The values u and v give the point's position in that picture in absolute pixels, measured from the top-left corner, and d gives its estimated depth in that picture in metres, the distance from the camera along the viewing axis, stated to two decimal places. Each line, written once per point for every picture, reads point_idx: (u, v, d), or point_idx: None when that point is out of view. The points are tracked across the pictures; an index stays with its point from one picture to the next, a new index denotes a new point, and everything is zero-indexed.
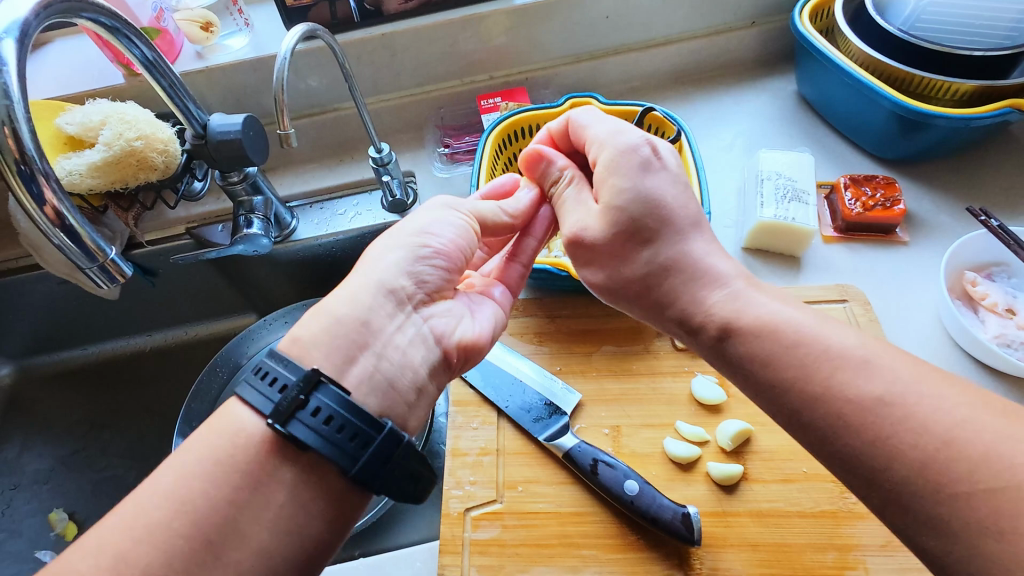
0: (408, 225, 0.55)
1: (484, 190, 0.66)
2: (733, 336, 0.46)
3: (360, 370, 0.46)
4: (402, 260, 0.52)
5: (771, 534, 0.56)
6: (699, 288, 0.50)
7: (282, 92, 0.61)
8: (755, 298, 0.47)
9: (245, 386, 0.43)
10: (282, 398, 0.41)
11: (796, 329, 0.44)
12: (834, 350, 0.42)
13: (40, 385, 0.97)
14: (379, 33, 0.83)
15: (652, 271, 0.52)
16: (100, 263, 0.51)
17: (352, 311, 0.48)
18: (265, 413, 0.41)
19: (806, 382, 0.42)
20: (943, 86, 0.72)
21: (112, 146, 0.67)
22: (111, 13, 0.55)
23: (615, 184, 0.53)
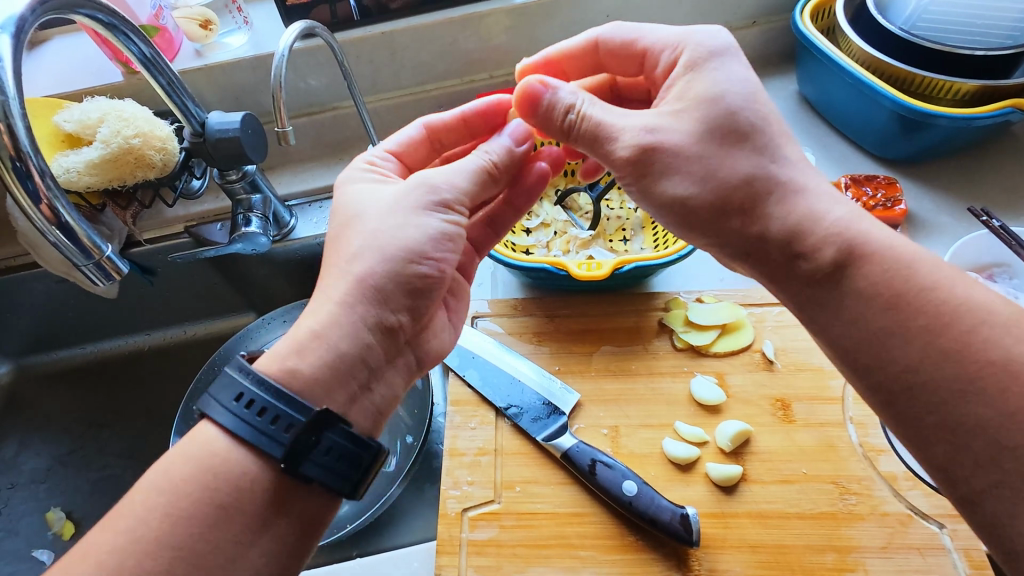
0: (388, 241, 0.47)
1: (467, 117, 0.61)
2: (854, 266, 0.44)
3: (362, 404, 0.46)
4: (391, 294, 0.47)
5: (771, 535, 0.55)
6: (815, 203, 0.46)
7: (281, 89, 0.61)
8: (868, 224, 0.46)
9: (219, 409, 0.42)
10: (288, 436, 0.41)
11: (926, 263, 0.43)
12: (969, 308, 0.41)
13: (38, 384, 0.97)
14: (379, 32, 0.82)
15: (758, 181, 0.47)
16: (97, 260, 0.51)
17: (349, 348, 0.45)
18: (252, 442, 0.41)
19: (942, 333, 0.41)
20: (944, 86, 0.72)
21: (110, 143, 0.67)
22: (109, 10, 0.55)
23: (715, 76, 0.48)
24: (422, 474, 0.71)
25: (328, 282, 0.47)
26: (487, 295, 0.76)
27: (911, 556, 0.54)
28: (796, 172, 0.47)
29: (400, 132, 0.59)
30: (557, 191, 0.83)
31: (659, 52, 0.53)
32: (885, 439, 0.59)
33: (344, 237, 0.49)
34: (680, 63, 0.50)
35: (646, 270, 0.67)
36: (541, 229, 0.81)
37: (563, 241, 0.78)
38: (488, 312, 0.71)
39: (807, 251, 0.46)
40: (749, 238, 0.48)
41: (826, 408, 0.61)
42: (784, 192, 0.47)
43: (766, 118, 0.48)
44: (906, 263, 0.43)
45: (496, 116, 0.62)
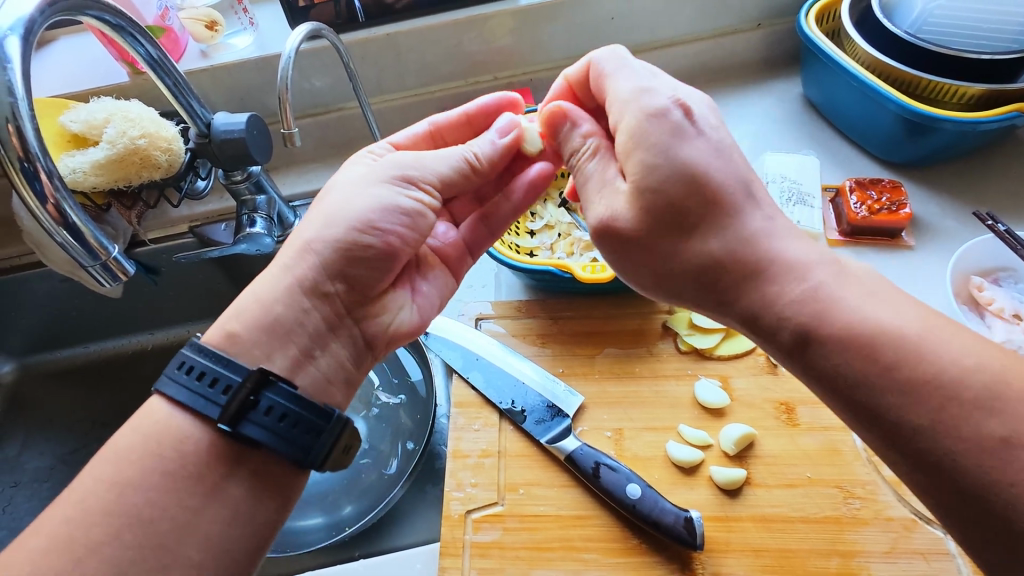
0: (338, 214, 0.51)
1: (472, 115, 0.64)
2: (813, 343, 0.43)
3: (306, 370, 0.48)
4: (334, 261, 0.50)
5: (774, 539, 0.55)
6: (784, 272, 0.45)
7: (287, 90, 0.61)
8: (842, 296, 0.43)
9: (170, 383, 0.44)
10: (225, 398, 0.43)
11: (886, 333, 0.40)
12: (943, 382, 0.38)
13: (42, 382, 0.97)
14: (384, 33, 0.82)
15: (719, 258, 0.47)
16: (103, 260, 0.50)
17: (284, 311, 0.48)
18: (199, 411, 0.43)
19: (910, 409, 0.39)
20: (950, 90, 0.72)
21: (116, 144, 0.67)
22: (116, 11, 0.55)
23: (648, 152, 0.47)
24: (424, 475, 0.71)
25: (287, 247, 0.51)
26: (491, 296, 0.76)
27: (916, 561, 0.54)
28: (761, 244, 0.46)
29: (405, 131, 0.63)
30: (561, 193, 0.83)
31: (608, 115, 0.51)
32: None
33: (310, 213, 0.53)
34: (620, 131, 0.49)
35: None
36: (545, 231, 0.80)
37: (567, 243, 0.78)
38: (492, 313, 0.71)
39: (779, 325, 0.45)
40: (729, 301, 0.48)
41: (830, 412, 0.61)
42: (753, 261, 0.46)
43: (723, 186, 0.47)
44: (879, 330, 0.41)
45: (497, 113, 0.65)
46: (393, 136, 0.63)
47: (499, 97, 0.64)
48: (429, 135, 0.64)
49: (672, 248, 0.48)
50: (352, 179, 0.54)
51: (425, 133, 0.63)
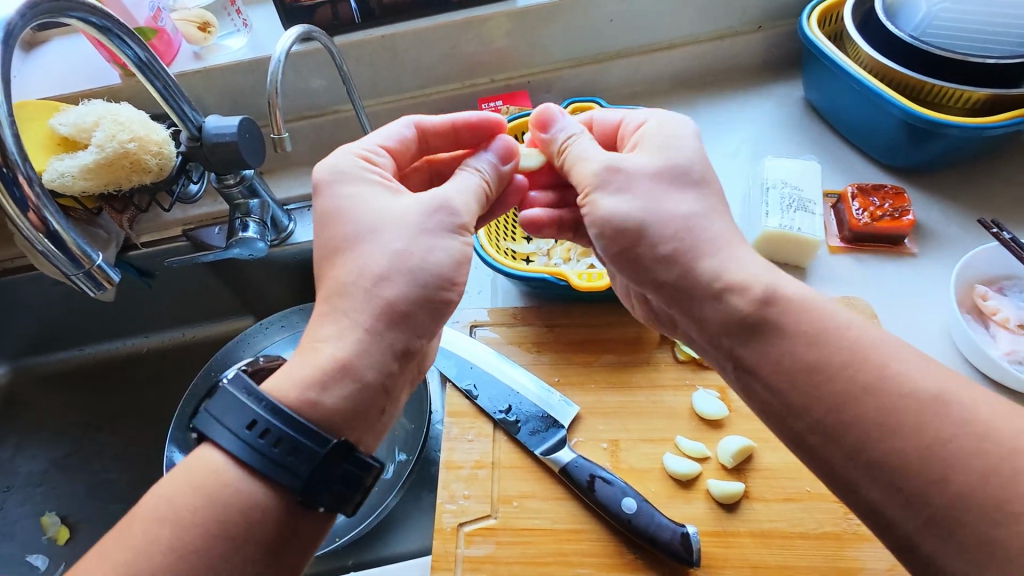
0: (417, 265, 0.47)
1: (458, 126, 0.59)
2: (774, 308, 0.43)
3: (378, 428, 0.46)
4: (411, 318, 0.46)
5: (773, 554, 0.54)
6: (739, 256, 0.47)
7: (276, 94, 0.60)
8: (786, 278, 0.46)
9: (230, 436, 0.41)
10: (305, 468, 0.40)
11: (814, 302, 0.44)
12: (883, 343, 0.40)
13: (35, 386, 0.97)
14: (379, 34, 0.81)
15: (692, 219, 0.48)
16: (87, 269, 0.49)
17: (375, 376, 0.45)
18: (264, 472, 0.40)
19: (861, 369, 0.39)
20: (955, 94, 0.70)
21: (105, 147, 0.66)
22: (102, 13, 0.53)
23: (672, 133, 0.52)
24: (419, 482, 0.70)
25: (353, 300, 0.45)
26: (487, 302, 0.75)
27: None
28: (726, 225, 0.49)
29: (390, 130, 0.57)
30: None
31: (631, 121, 0.56)
32: None
33: (368, 258, 0.46)
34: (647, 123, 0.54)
35: None
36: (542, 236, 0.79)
37: (564, 249, 0.77)
38: (487, 320, 0.70)
39: (738, 303, 0.45)
40: (675, 285, 0.48)
41: None
42: (706, 239, 0.47)
43: (710, 179, 0.51)
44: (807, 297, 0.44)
45: (483, 133, 0.60)
46: (374, 135, 0.56)
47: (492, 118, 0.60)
48: (414, 137, 0.59)
49: (652, 193, 0.49)
50: (415, 224, 0.48)
51: (407, 133, 0.58)
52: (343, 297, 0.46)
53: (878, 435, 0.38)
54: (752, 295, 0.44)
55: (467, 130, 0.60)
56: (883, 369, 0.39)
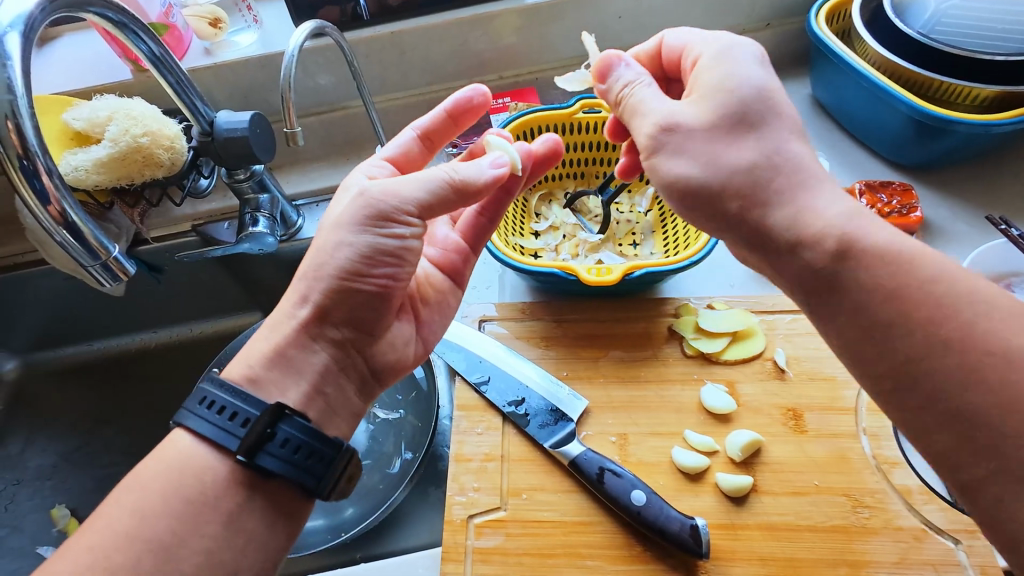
0: (322, 260, 0.49)
1: (451, 111, 0.61)
2: (850, 255, 0.42)
3: (316, 405, 0.49)
4: (326, 309, 0.49)
5: (781, 547, 0.54)
6: (812, 198, 0.45)
7: (290, 89, 0.60)
8: (873, 221, 0.44)
9: (191, 417, 0.44)
10: (245, 430, 0.43)
11: (908, 252, 0.42)
12: (977, 297, 0.40)
13: (45, 381, 0.97)
14: (389, 31, 0.82)
15: (760, 163, 0.46)
16: (103, 260, 0.50)
17: (295, 352, 0.49)
18: (219, 444, 0.44)
19: (945, 327, 0.39)
20: (964, 91, 0.71)
21: (118, 142, 0.67)
22: (119, 8, 0.54)
23: (729, 67, 0.49)
24: (427, 476, 0.70)
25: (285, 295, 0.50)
26: (495, 297, 0.75)
27: (926, 572, 0.53)
28: (803, 162, 0.47)
29: (392, 144, 0.61)
30: (566, 193, 0.83)
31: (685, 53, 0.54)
32: (899, 451, 0.58)
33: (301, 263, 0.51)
34: (700, 58, 0.51)
35: (656, 276, 0.66)
36: (550, 232, 0.80)
37: (572, 245, 0.77)
38: (495, 315, 0.71)
39: (815, 257, 0.44)
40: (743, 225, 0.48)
41: (839, 419, 0.60)
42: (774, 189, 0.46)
43: (782, 109, 0.48)
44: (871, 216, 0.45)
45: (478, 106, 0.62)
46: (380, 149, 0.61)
47: (472, 91, 0.61)
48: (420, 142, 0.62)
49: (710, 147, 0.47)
50: (331, 224, 0.50)
51: (413, 142, 0.61)
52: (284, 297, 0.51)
53: (949, 368, 0.38)
54: (825, 243, 0.43)
55: (458, 112, 0.61)
56: (976, 328, 0.38)
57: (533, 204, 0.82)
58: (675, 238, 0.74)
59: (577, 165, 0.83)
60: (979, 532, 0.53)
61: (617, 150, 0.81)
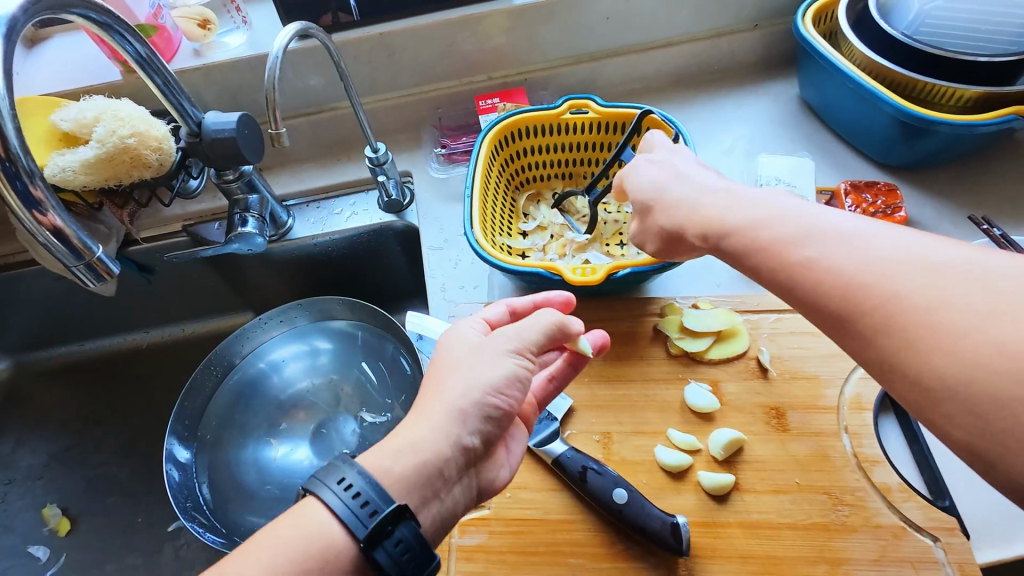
0: (473, 374, 0.47)
1: (539, 302, 0.61)
2: (720, 242, 0.48)
3: (429, 510, 0.44)
4: (468, 428, 0.46)
5: (762, 545, 0.55)
6: (690, 207, 0.52)
7: (274, 90, 0.60)
8: (736, 202, 0.48)
9: (325, 489, 0.41)
10: (369, 521, 0.39)
11: (771, 209, 0.45)
12: (824, 225, 0.42)
13: (37, 381, 0.97)
14: (378, 32, 0.82)
15: (665, 222, 0.55)
16: (88, 261, 0.50)
17: (431, 459, 0.44)
18: (340, 525, 0.40)
19: (803, 253, 0.42)
20: (948, 92, 0.71)
21: (105, 142, 0.67)
22: (102, 9, 0.54)
23: (643, 179, 0.58)
24: None
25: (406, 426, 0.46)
26: (484, 297, 0.75)
27: (904, 570, 0.53)
28: (684, 190, 0.53)
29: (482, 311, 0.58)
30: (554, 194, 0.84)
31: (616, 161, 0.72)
32: (880, 449, 0.59)
33: (430, 388, 0.48)
34: (626, 175, 0.62)
35: (642, 275, 0.66)
36: (538, 232, 0.80)
37: (559, 245, 0.78)
38: None
39: (726, 252, 0.48)
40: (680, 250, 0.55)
41: (820, 417, 0.61)
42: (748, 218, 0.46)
43: (682, 177, 0.56)
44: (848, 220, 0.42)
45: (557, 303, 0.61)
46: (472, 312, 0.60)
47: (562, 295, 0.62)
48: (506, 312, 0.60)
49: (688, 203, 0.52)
50: (471, 351, 0.50)
51: (504, 314, 0.58)
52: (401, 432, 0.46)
53: (825, 282, 0.39)
54: (710, 227, 0.49)
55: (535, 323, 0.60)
56: (847, 249, 0.40)
57: (521, 204, 0.82)
58: None
59: (565, 165, 0.83)
60: (957, 530, 0.54)
61: (604, 150, 0.81)
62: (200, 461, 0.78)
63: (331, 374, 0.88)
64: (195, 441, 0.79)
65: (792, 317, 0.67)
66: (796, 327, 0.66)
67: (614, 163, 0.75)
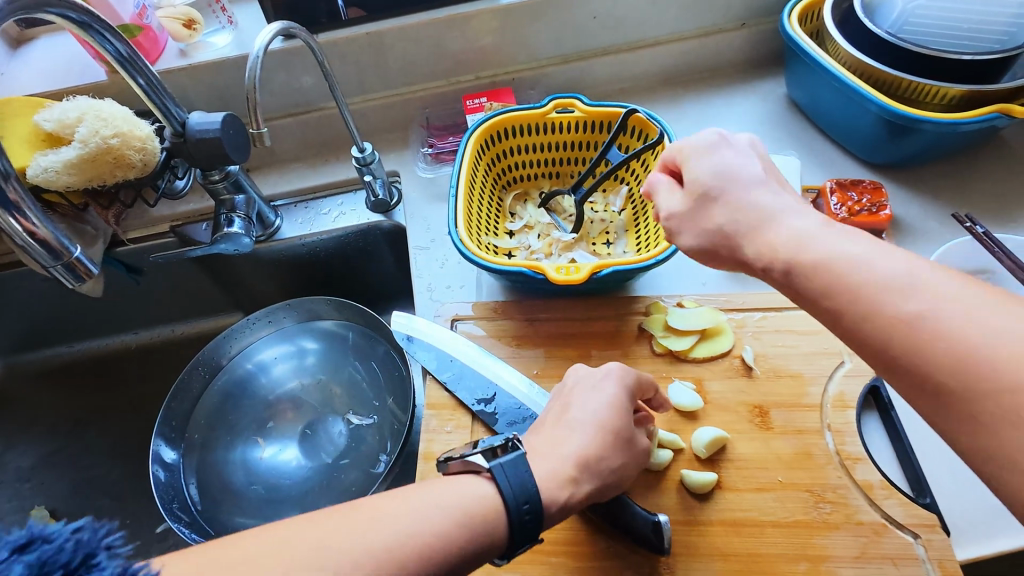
0: (618, 482, 0.52)
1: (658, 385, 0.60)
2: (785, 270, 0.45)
3: None
4: (585, 504, 0.51)
5: (744, 543, 0.55)
6: (762, 223, 0.48)
7: (255, 90, 0.60)
8: (812, 232, 0.45)
9: (504, 471, 0.47)
10: (525, 523, 0.46)
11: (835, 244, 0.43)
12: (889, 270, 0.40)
13: (24, 382, 0.97)
14: (364, 32, 0.82)
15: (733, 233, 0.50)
16: (66, 261, 0.51)
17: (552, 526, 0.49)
18: (504, 505, 0.46)
19: (867, 294, 0.40)
20: (932, 90, 0.71)
21: (88, 142, 0.66)
22: (81, 9, 0.54)
23: (714, 169, 0.52)
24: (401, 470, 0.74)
25: (546, 460, 0.50)
26: (471, 297, 0.75)
27: (885, 567, 0.53)
28: (761, 205, 0.49)
29: (639, 369, 0.57)
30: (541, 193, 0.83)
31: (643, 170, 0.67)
32: (862, 447, 0.59)
33: (572, 436, 0.52)
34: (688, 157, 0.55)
35: (625, 275, 0.66)
36: (524, 231, 0.80)
37: (545, 245, 0.78)
38: (469, 314, 0.71)
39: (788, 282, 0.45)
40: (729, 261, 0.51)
41: (803, 415, 0.61)
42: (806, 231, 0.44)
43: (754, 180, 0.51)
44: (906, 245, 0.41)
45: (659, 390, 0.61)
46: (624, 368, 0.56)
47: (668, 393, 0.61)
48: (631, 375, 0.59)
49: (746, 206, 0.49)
50: (620, 439, 0.52)
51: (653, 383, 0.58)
52: (536, 457, 0.51)
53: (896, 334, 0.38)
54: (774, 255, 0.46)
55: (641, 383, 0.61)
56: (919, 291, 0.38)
57: (508, 204, 0.82)
58: (646, 235, 0.74)
59: (552, 165, 0.83)
60: (938, 527, 0.54)
61: (590, 149, 0.82)
62: (188, 462, 0.78)
63: (318, 375, 0.88)
64: (183, 442, 0.79)
65: (777, 316, 0.67)
66: (780, 325, 0.66)
67: (599, 162, 0.75)
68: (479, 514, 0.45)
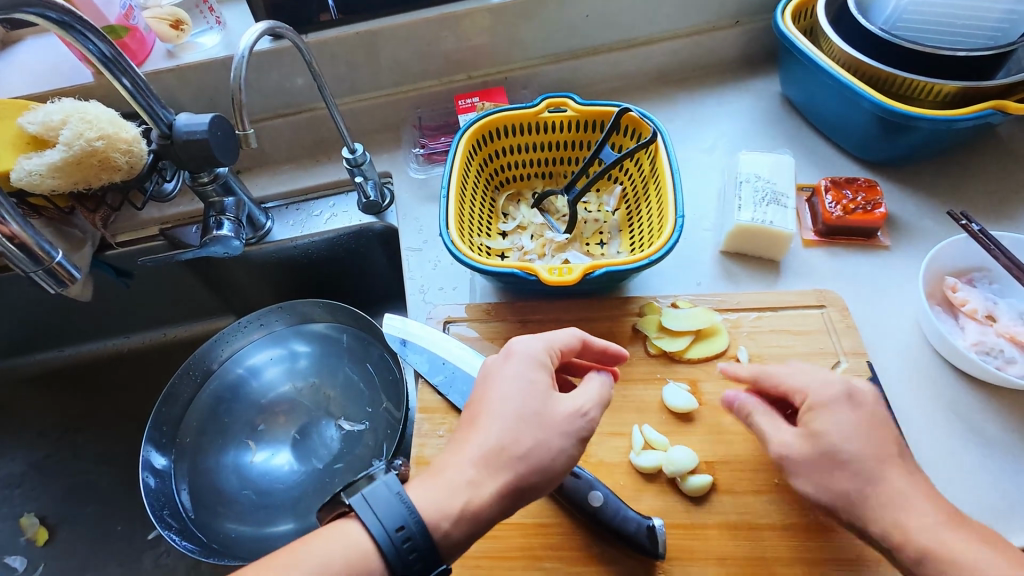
0: (533, 459, 0.49)
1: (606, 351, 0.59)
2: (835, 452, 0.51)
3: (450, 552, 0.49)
4: (505, 504, 0.48)
5: (740, 546, 0.54)
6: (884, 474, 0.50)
7: (241, 91, 0.59)
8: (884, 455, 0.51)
9: (367, 508, 0.46)
10: (408, 555, 0.45)
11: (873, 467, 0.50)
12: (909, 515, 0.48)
13: (14, 389, 0.96)
14: (355, 32, 0.81)
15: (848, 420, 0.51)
16: (47, 267, 0.51)
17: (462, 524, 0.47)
18: (380, 546, 0.45)
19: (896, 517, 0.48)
20: (926, 87, 0.70)
21: (72, 145, 0.65)
22: (61, 8, 0.53)
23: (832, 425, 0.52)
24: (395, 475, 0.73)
25: (443, 471, 0.49)
26: (463, 298, 0.74)
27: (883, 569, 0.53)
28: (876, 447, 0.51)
29: (555, 336, 0.56)
30: (534, 193, 0.83)
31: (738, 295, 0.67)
32: None
33: (483, 431, 0.50)
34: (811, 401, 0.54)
35: (619, 275, 0.65)
36: (517, 232, 0.79)
37: (538, 245, 0.77)
38: (462, 316, 0.70)
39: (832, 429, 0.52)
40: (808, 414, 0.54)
41: None
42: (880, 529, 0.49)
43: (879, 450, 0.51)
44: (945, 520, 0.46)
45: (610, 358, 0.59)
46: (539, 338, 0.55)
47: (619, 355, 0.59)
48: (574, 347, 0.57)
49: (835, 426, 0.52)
50: (531, 412, 0.50)
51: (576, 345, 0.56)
52: (438, 469, 0.50)
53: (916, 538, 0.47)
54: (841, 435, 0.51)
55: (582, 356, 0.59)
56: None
57: (500, 204, 0.81)
58: (640, 235, 0.74)
59: (544, 164, 0.83)
60: None
61: (583, 149, 0.81)
62: (180, 469, 0.77)
63: (311, 378, 0.87)
64: (174, 448, 0.78)
65: (772, 316, 0.67)
66: (775, 325, 0.66)
67: (593, 162, 0.74)
68: (348, 557, 0.44)
